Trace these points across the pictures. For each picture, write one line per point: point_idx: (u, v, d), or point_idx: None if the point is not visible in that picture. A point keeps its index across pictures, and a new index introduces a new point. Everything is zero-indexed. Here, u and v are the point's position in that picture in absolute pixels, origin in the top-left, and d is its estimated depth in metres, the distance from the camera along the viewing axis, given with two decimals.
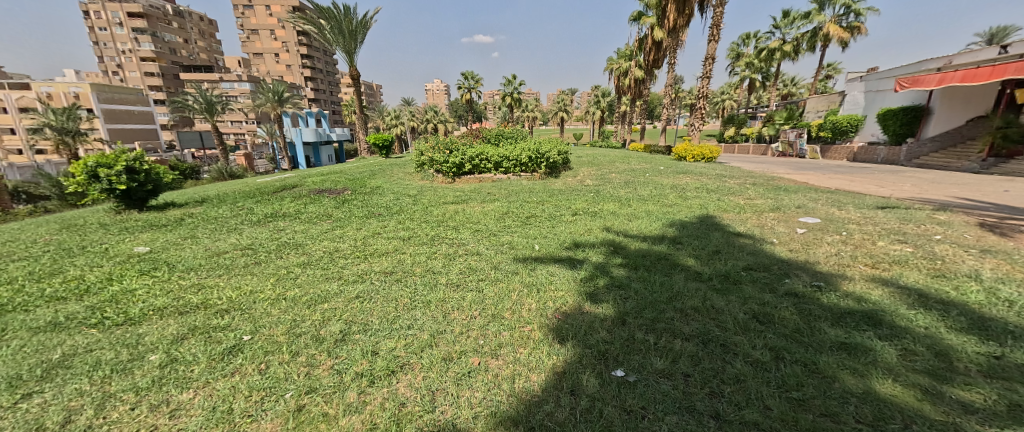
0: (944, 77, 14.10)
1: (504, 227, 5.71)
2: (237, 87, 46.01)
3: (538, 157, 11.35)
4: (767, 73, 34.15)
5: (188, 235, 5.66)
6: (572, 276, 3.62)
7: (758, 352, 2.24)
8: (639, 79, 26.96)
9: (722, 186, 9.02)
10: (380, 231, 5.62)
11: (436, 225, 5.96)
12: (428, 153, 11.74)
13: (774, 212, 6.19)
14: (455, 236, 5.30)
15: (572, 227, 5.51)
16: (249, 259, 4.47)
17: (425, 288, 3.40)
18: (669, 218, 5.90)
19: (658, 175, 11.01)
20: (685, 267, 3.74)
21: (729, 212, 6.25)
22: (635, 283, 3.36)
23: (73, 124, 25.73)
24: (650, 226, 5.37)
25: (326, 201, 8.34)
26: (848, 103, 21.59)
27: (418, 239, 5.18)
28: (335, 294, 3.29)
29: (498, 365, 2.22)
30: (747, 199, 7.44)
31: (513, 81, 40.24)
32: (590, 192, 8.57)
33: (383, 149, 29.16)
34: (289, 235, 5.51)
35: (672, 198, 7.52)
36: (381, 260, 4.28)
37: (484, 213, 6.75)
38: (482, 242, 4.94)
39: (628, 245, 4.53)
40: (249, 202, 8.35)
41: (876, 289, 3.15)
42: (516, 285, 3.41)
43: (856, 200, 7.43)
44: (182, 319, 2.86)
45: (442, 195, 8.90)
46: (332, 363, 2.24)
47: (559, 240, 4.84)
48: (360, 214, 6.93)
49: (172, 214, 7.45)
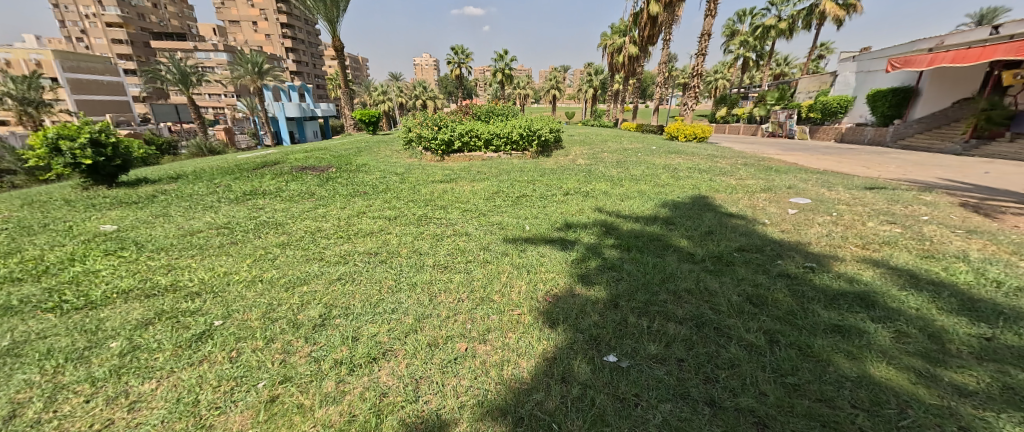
0: (936, 58, 14.08)
1: (494, 207, 5.56)
2: (214, 58, 43.81)
3: (530, 134, 11.09)
4: (761, 52, 33.79)
5: (160, 213, 5.38)
6: (563, 257, 3.52)
7: (752, 336, 2.19)
8: (632, 56, 26.46)
9: (714, 166, 8.96)
10: (365, 210, 5.41)
11: (423, 205, 5.78)
12: (416, 130, 11.35)
13: (766, 193, 6.15)
14: (444, 216, 5.14)
15: (563, 208, 5.39)
16: (225, 238, 4.25)
17: (411, 270, 3.26)
18: (662, 198, 5.80)
19: (650, 155, 10.90)
20: (677, 248, 3.68)
21: (721, 192, 6.19)
22: (627, 265, 3.28)
23: (36, 94, 24.30)
24: (642, 206, 5.28)
25: (309, 178, 8.02)
26: (839, 83, 21.58)
27: (405, 218, 5.00)
28: (316, 276, 3.14)
29: (486, 350, 2.13)
30: (738, 179, 7.40)
31: (504, 56, 39.08)
32: (582, 171, 8.43)
33: (370, 125, 28.31)
34: (268, 214, 5.26)
35: (664, 178, 7.44)
36: (366, 240, 4.11)
37: (474, 192, 6.58)
38: (471, 222, 4.80)
39: (620, 226, 4.43)
40: (227, 179, 7.99)
41: (867, 270, 3.11)
42: (506, 267, 3.30)
43: (845, 181, 7.43)
44: (148, 303, 2.69)
45: (430, 173, 8.64)
46: (310, 350, 2.11)
47: (551, 220, 4.73)
48: (345, 192, 6.66)
49: (143, 190, 7.08)
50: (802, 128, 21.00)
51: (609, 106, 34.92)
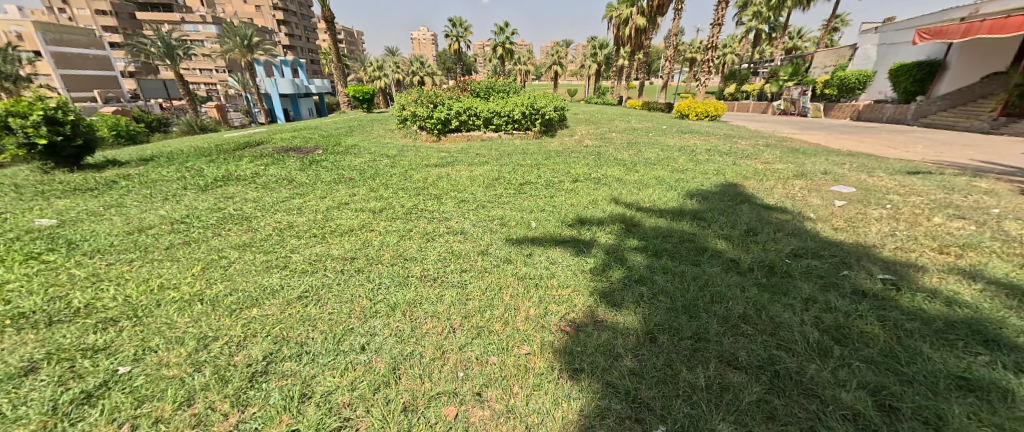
0: (970, 28, 13.03)
1: (494, 197, 4.90)
2: (203, 31, 42.18)
3: (533, 112, 10.26)
4: (775, 24, 32.15)
5: (115, 203, 4.71)
6: (578, 266, 2.89)
7: (853, 398, 1.58)
8: (640, 29, 25.08)
9: (733, 148, 8.21)
10: (348, 201, 4.74)
11: (415, 193, 5.12)
12: (410, 108, 10.53)
13: (800, 179, 5.48)
14: (437, 208, 4.48)
15: (573, 198, 4.71)
16: (177, 236, 3.59)
17: (394, 284, 2.64)
18: (684, 186, 5.14)
19: (662, 136, 10.15)
20: (716, 252, 3.05)
21: (750, 179, 5.50)
22: (659, 278, 2.65)
23: (13, 68, 23.26)
24: (664, 197, 4.61)
25: (291, 162, 7.29)
26: (858, 57, 20.30)
27: (392, 211, 4.35)
28: (275, 292, 2.52)
29: (483, 422, 1.53)
30: (763, 163, 6.69)
31: (504, 29, 37.24)
32: (590, 154, 7.71)
33: (365, 102, 27.24)
34: (234, 206, 4.58)
35: (683, 162, 6.74)
36: (343, 241, 3.46)
37: (472, 178, 5.91)
38: (470, 217, 4.17)
39: (642, 223, 3.79)
40: (202, 162, 7.30)
41: (963, 285, 2.48)
42: (510, 279, 2.69)
43: (883, 164, 6.72)
44: (45, 334, 2.05)
45: (425, 156, 7.91)
46: (237, 421, 1.51)
47: (561, 215, 4.08)
48: (328, 178, 5.97)
49: (106, 175, 6.38)
50: (816, 105, 20.16)
51: (614, 83, 33.60)
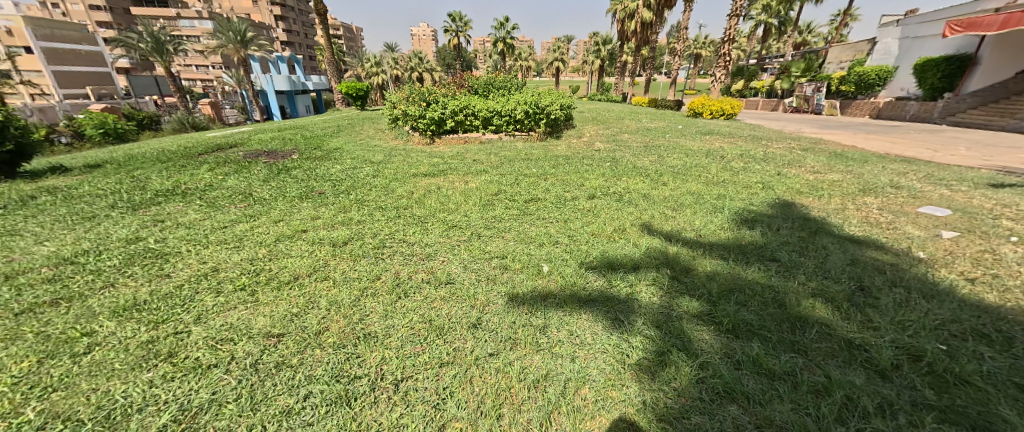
0: (1010, 19, 11.79)
1: (493, 222, 3.90)
2: (198, 27, 41.36)
3: (537, 112, 9.22)
4: (786, 19, 31.16)
5: (8, 230, 3.68)
6: (620, 356, 1.90)
7: None
8: (646, 22, 23.80)
9: (767, 152, 7.19)
10: (307, 226, 3.73)
11: (396, 214, 4.13)
12: (401, 106, 9.52)
13: (871, 195, 4.45)
14: (420, 238, 3.49)
15: (593, 224, 3.72)
16: (49, 288, 2.58)
17: (328, 400, 1.65)
18: (731, 208, 4.11)
19: (679, 138, 9.19)
20: (824, 329, 2.04)
21: (808, 196, 4.47)
22: (757, 387, 1.66)
23: None
24: (711, 224, 3.59)
25: (257, 170, 6.28)
26: (877, 52, 19.02)
27: (360, 244, 3.33)
28: (122, 423, 1.53)
29: None
30: (812, 172, 5.66)
31: (504, 23, 36.07)
32: (604, 160, 6.70)
33: (358, 99, 26.29)
34: (157, 235, 3.55)
35: (715, 171, 5.74)
36: (280, 298, 2.44)
37: (466, 193, 4.91)
38: (462, 253, 3.17)
39: (694, 268, 2.76)
40: (153, 169, 6.30)
41: None
42: (518, 391, 1.71)
43: (953, 174, 5.69)
44: None
45: (415, 162, 6.90)
46: None
47: (580, 254, 3.07)
48: (293, 193, 4.96)
49: (30, 186, 5.34)
50: (831, 102, 19.03)
51: (617, 80, 31.23)
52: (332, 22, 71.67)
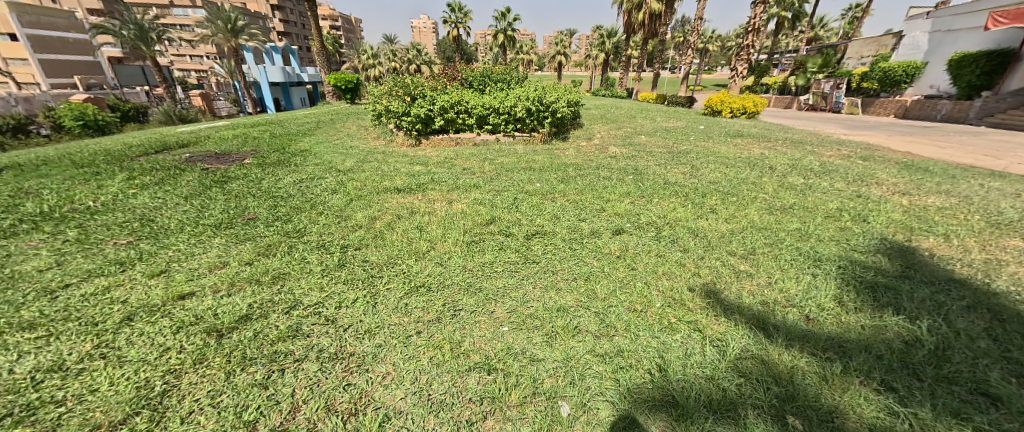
0: None
1: (478, 279, 2.58)
2: (191, 15, 39.86)
3: (541, 109, 7.88)
4: (801, 12, 29.69)
5: None
6: None
7: None
8: (656, 14, 22.24)
9: (822, 162, 5.90)
10: (190, 290, 2.40)
11: (338, 261, 2.81)
12: (382, 101, 8.21)
13: (1017, 236, 3.13)
14: (358, 315, 2.17)
15: (633, 288, 2.41)
16: None
17: None
18: (830, 256, 2.79)
19: (702, 140, 7.95)
20: None
21: (927, 235, 3.15)
22: None
23: None
24: (822, 295, 2.27)
25: (186, 180, 4.96)
26: (904, 46, 17.31)
27: (259, 331, 2.02)
28: None
29: None
30: (899, 193, 4.35)
31: (506, 16, 34.51)
32: (625, 170, 5.41)
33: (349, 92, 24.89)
34: None
35: (773, 189, 4.45)
36: None
37: (449, 222, 3.61)
38: (421, 355, 1.85)
39: (844, 416, 1.47)
40: (57, 179, 5.00)
41: None
42: None
43: None
44: None
45: (390, 170, 5.59)
46: None
47: (626, 368, 1.76)
48: (212, 219, 3.66)
49: None
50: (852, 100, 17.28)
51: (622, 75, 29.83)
52: (331, 13, 69.87)
